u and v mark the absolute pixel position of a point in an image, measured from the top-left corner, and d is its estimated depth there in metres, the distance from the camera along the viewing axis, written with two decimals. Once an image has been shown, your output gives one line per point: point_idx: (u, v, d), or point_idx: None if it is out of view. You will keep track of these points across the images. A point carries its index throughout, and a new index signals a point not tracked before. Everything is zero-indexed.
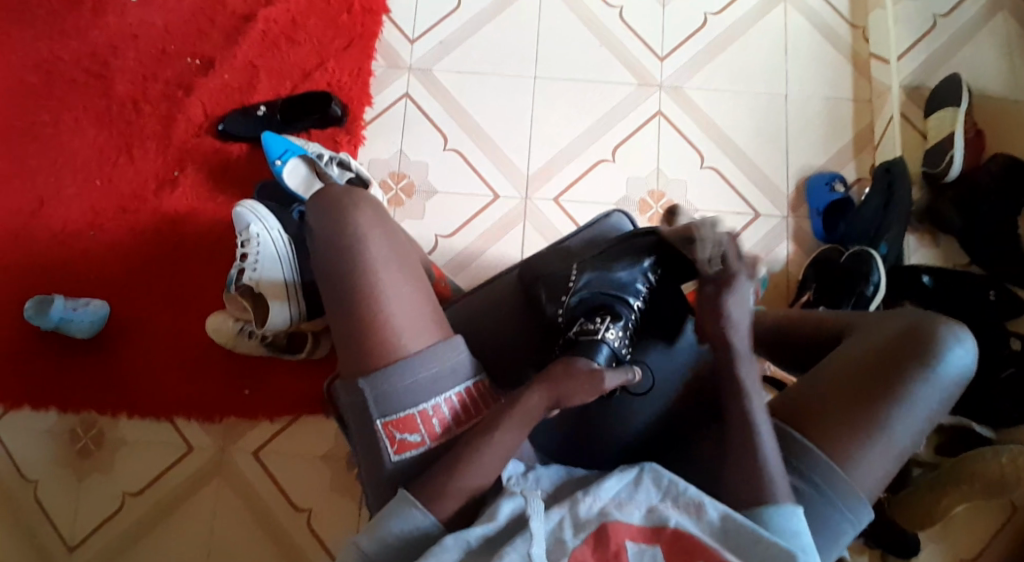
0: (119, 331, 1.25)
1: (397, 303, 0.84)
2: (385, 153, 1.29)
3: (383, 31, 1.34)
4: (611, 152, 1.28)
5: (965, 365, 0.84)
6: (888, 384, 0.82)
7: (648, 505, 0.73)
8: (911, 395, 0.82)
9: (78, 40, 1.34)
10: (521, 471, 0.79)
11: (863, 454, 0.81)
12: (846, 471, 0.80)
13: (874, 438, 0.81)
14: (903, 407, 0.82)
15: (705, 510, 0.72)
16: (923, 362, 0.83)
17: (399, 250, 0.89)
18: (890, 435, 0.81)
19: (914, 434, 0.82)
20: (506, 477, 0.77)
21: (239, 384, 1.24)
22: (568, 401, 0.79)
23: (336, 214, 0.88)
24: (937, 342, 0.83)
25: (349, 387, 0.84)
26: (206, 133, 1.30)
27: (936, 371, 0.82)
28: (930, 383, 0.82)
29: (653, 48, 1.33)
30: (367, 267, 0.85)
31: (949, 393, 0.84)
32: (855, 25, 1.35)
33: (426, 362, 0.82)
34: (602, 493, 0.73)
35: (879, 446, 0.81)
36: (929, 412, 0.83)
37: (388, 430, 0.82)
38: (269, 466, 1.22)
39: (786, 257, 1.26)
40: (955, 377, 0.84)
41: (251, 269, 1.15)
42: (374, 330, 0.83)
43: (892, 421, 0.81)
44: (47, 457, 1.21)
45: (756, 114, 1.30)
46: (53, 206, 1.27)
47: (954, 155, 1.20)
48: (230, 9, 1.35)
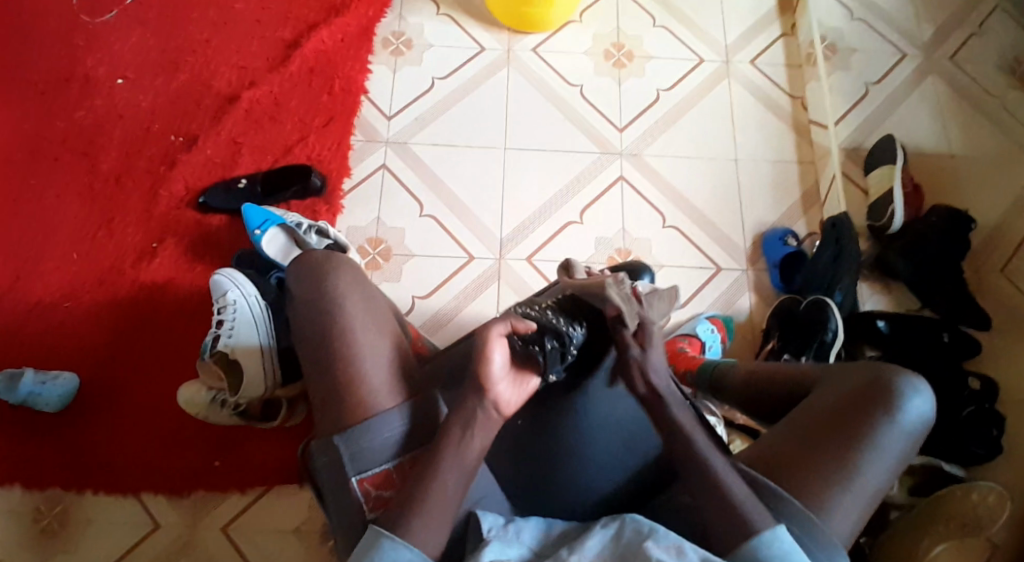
0: (92, 402, 1.23)
1: (373, 356, 0.87)
2: (362, 220, 1.34)
3: (361, 110, 1.42)
4: (579, 214, 1.35)
5: (926, 413, 0.88)
6: (855, 432, 0.85)
7: (631, 552, 0.73)
8: (876, 442, 0.85)
9: (64, 119, 1.39)
10: (502, 522, 0.80)
11: (835, 499, 0.82)
12: (819, 517, 0.82)
13: (844, 483, 0.83)
14: (870, 453, 0.84)
15: (686, 551, 0.72)
16: (888, 408, 0.86)
17: (376, 313, 0.92)
18: (861, 481, 0.84)
19: (882, 479, 0.85)
20: (486, 529, 0.79)
21: (209, 455, 1.22)
22: (507, 405, 0.81)
23: (318, 279, 0.92)
24: (896, 390, 0.87)
25: (324, 444, 0.83)
26: (188, 206, 1.34)
27: (898, 420, 0.86)
28: (893, 430, 0.85)
29: (613, 120, 1.43)
30: (344, 327, 0.88)
31: (915, 439, 0.87)
32: (795, 96, 1.47)
33: (399, 420, 0.84)
34: (586, 552, 0.74)
35: (850, 491, 0.83)
36: (897, 458, 0.86)
37: (363, 486, 0.82)
38: (238, 542, 1.18)
39: (749, 308, 1.32)
40: (917, 425, 0.87)
41: (226, 336, 1.17)
42: (355, 375, 0.85)
43: (859, 468, 0.84)
44: (5, 538, 1.16)
45: (711, 177, 1.40)
46: (30, 278, 1.28)
47: (895, 208, 1.29)
48: (215, 90, 1.42)
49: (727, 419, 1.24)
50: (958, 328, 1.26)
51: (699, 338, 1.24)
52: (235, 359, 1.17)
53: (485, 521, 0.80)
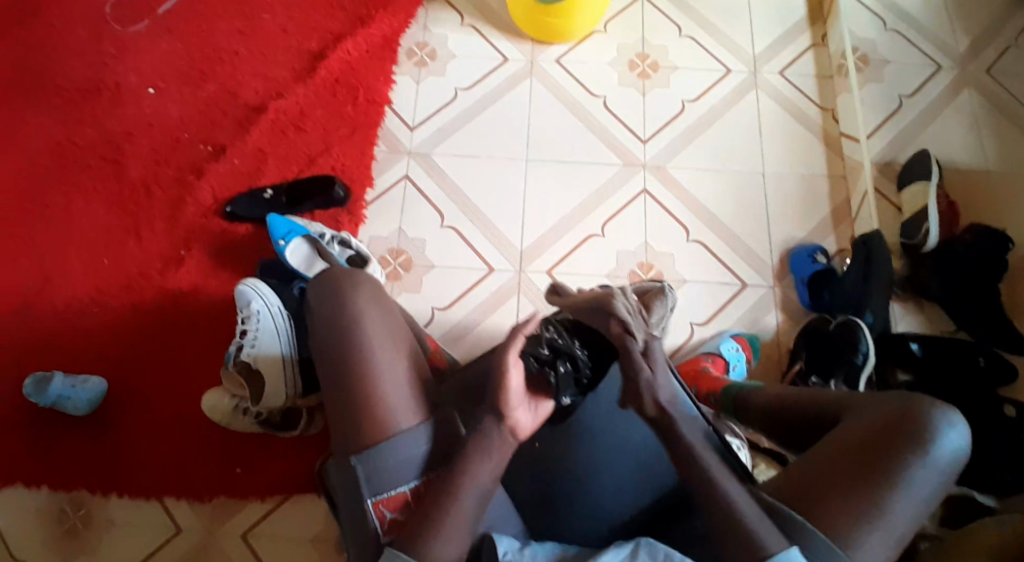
0: (117, 406, 1.25)
1: (390, 375, 0.87)
2: (384, 231, 1.34)
3: (385, 121, 1.43)
4: (601, 227, 1.34)
5: (960, 447, 0.84)
6: (882, 462, 0.83)
7: None
8: (908, 477, 0.82)
9: (97, 128, 1.43)
10: (518, 546, 0.78)
11: (863, 535, 0.80)
12: (845, 553, 0.79)
13: (873, 519, 0.80)
14: (900, 489, 0.81)
15: None
16: (918, 439, 0.83)
17: (394, 329, 0.92)
18: (888, 514, 0.81)
19: (911, 515, 0.82)
20: (502, 552, 0.77)
21: (230, 461, 1.23)
22: (523, 429, 0.82)
23: (338, 292, 0.91)
24: (929, 424, 0.84)
25: (341, 464, 0.84)
26: (214, 215, 1.36)
27: (930, 455, 0.83)
28: (925, 465, 0.82)
29: (636, 132, 1.41)
30: (364, 344, 0.88)
31: (946, 472, 0.83)
32: (826, 109, 1.44)
33: (416, 441, 0.84)
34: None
35: (878, 527, 0.80)
36: (927, 492, 0.82)
37: (378, 509, 0.82)
38: (257, 548, 1.19)
39: (774, 326, 1.28)
40: (950, 459, 0.84)
41: (249, 346, 1.18)
42: (364, 395, 0.85)
43: (889, 504, 0.81)
44: (33, 538, 1.19)
45: (737, 191, 1.37)
46: (62, 284, 1.32)
47: (929, 227, 1.24)
48: (243, 101, 1.44)
49: (751, 443, 1.21)
50: (993, 351, 1.22)
51: (724, 357, 1.21)
52: (258, 369, 1.19)
53: (500, 544, 0.77)
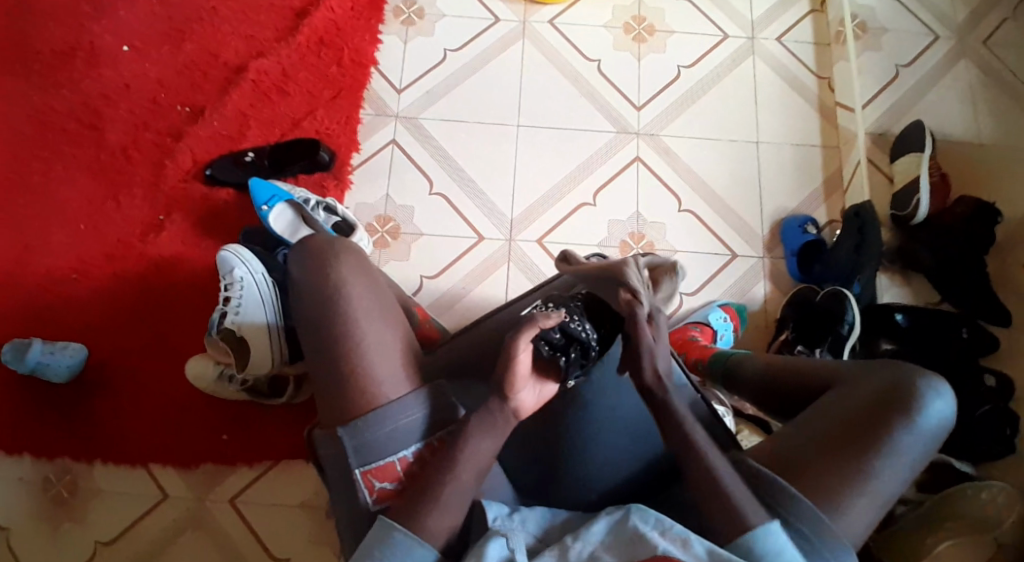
0: (99, 377, 1.23)
1: (378, 349, 0.85)
2: (372, 197, 1.31)
3: (372, 83, 1.39)
4: (593, 196, 1.32)
5: (948, 417, 0.85)
6: (871, 433, 0.83)
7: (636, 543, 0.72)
8: (895, 445, 0.82)
9: (69, 88, 1.37)
10: (506, 512, 0.79)
11: (848, 501, 0.80)
12: (830, 519, 0.79)
13: (859, 485, 0.80)
14: (886, 456, 0.81)
15: (692, 544, 0.71)
16: (907, 410, 0.83)
17: (381, 301, 0.89)
18: (874, 482, 0.81)
19: (898, 483, 0.82)
20: (491, 518, 0.77)
21: (217, 429, 1.22)
22: (525, 409, 0.81)
23: (321, 261, 0.88)
24: (917, 394, 0.84)
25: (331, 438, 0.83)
26: (194, 179, 1.32)
27: (918, 424, 0.83)
28: (912, 433, 0.82)
29: (630, 98, 1.39)
30: (348, 317, 0.85)
31: (933, 443, 0.84)
32: (822, 77, 1.42)
33: (405, 411, 0.82)
34: (590, 537, 0.73)
35: (864, 493, 0.80)
36: (914, 460, 0.83)
37: (367, 479, 0.81)
38: (246, 514, 1.19)
39: (763, 297, 1.28)
40: (938, 429, 0.84)
41: (233, 313, 1.15)
42: (354, 376, 0.83)
43: (875, 470, 0.81)
44: (17, 507, 1.18)
45: (731, 161, 1.35)
46: (38, 250, 1.28)
47: (920, 199, 1.25)
48: (222, 61, 1.39)
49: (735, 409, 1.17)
50: (978, 323, 1.22)
51: (711, 326, 1.21)
52: (242, 337, 1.16)
53: (490, 511, 0.78)
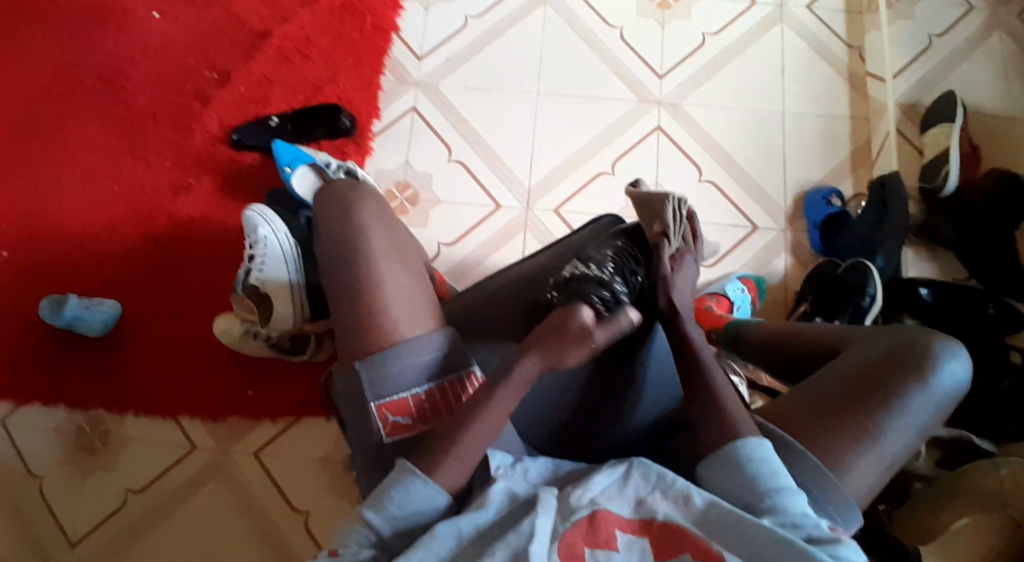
0: (128, 332, 1.28)
1: (395, 288, 0.86)
2: (391, 164, 1.33)
3: (393, 49, 1.39)
4: (611, 165, 1.31)
5: (959, 382, 0.84)
6: (880, 392, 0.82)
7: (636, 499, 0.71)
8: (904, 404, 0.81)
9: (102, 53, 1.41)
10: (510, 460, 0.76)
11: (854, 457, 0.79)
12: (835, 474, 0.78)
13: (866, 442, 0.80)
14: (896, 415, 0.81)
15: (693, 500, 0.71)
16: (918, 372, 0.83)
17: (401, 248, 0.91)
18: (882, 440, 0.80)
19: (906, 443, 0.81)
20: (494, 466, 0.75)
21: (241, 386, 1.26)
22: (568, 364, 0.78)
23: (343, 210, 0.91)
24: (929, 355, 0.84)
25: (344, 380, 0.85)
26: (221, 143, 1.35)
27: (928, 385, 0.82)
28: (923, 393, 0.82)
29: (652, 66, 1.37)
30: (367, 258, 0.87)
31: (942, 407, 0.83)
32: (852, 45, 1.38)
33: (419, 348, 0.83)
34: (593, 486, 0.71)
35: (872, 449, 0.79)
36: (923, 421, 0.82)
37: (381, 412, 0.82)
38: (268, 467, 1.23)
39: (783, 270, 1.27)
40: (948, 392, 0.83)
41: (257, 270, 1.17)
42: (360, 312, 0.84)
43: (884, 428, 0.80)
44: (53, 453, 1.24)
45: (754, 131, 1.33)
46: (72, 210, 1.33)
47: (949, 170, 1.21)
48: (248, 27, 1.41)
49: (750, 380, 1.18)
50: (1004, 300, 1.19)
51: (727, 297, 1.20)
52: (266, 294, 1.19)
53: (494, 459, 0.75)
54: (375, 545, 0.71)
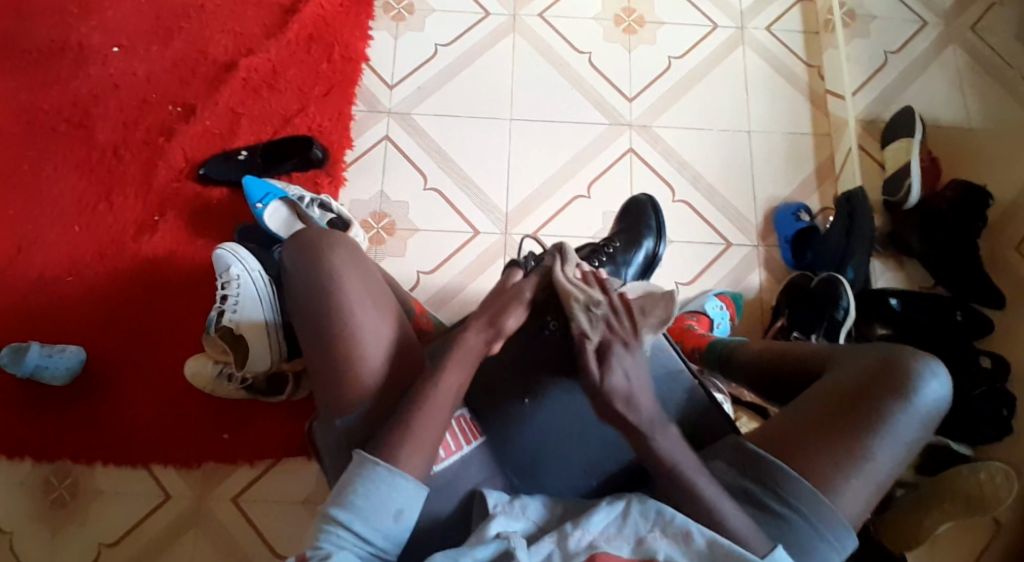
0: (96, 378, 1.23)
1: (375, 339, 0.84)
2: (365, 193, 1.31)
3: (363, 78, 1.39)
4: (586, 188, 1.32)
5: (941, 396, 0.85)
6: (864, 414, 0.83)
7: (636, 538, 0.73)
8: (890, 425, 0.82)
9: (58, 89, 1.36)
10: (507, 498, 0.80)
11: (845, 480, 0.81)
12: (829, 499, 0.80)
13: (856, 466, 0.81)
14: (882, 437, 0.82)
15: (693, 537, 0.73)
16: (901, 393, 0.83)
17: (375, 291, 0.87)
18: (870, 462, 0.81)
19: (895, 462, 0.82)
20: (492, 504, 0.78)
21: (218, 428, 1.21)
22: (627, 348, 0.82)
23: (311, 260, 0.86)
24: (911, 374, 0.84)
25: (326, 425, 0.84)
26: (187, 178, 1.31)
27: (913, 404, 0.83)
28: (907, 413, 0.82)
29: (621, 89, 1.39)
30: (343, 310, 0.84)
31: (926, 423, 0.84)
32: (811, 65, 1.42)
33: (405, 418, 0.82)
34: (591, 527, 0.73)
35: (861, 472, 0.81)
36: (910, 439, 0.83)
37: None
38: (249, 512, 1.19)
39: (758, 285, 1.29)
40: (932, 408, 0.84)
41: (230, 310, 1.14)
42: (344, 358, 0.83)
43: (871, 451, 0.81)
44: (17, 510, 1.17)
45: (723, 149, 1.36)
46: (31, 252, 1.27)
47: (912, 184, 1.25)
48: (212, 59, 1.38)
49: (733, 396, 1.18)
50: (971, 306, 1.23)
51: (708, 315, 1.21)
52: (240, 334, 1.15)
53: (490, 497, 0.79)
54: (346, 545, 0.73)
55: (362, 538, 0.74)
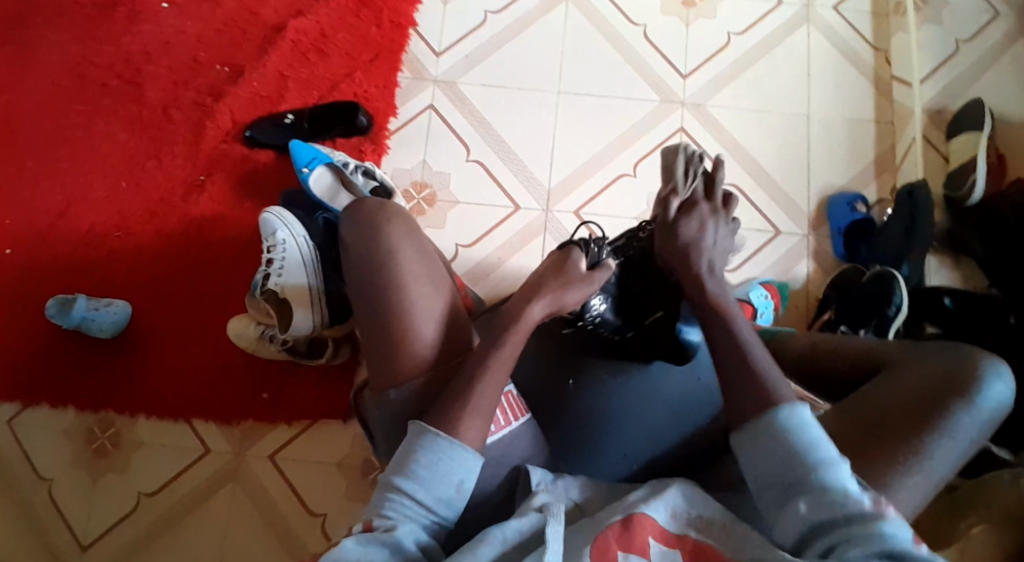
0: (141, 334, 1.25)
1: (427, 312, 0.84)
2: (409, 163, 1.30)
3: (410, 45, 1.36)
4: (633, 167, 1.29)
5: (1004, 399, 0.82)
6: (927, 417, 0.80)
7: (673, 512, 0.73)
8: (950, 425, 0.80)
9: (110, 45, 1.36)
10: (550, 477, 0.81)
11: (902, 480, 0.78)
12: (885, 499, 0.77)
13: (915, 465, 0.78)
14: (942, 436, 0.79)
15: (733, 528, 0.72)
16: (963, 394, 0.81)
17: (430, 264, 0.87)
18: (930, 462, 0.79)
19: (954, 464, 0.80)
20: (535, 481, 0.79)
21: (258, 388, 1.24)
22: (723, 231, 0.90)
23: (369, 227, 0.86)
24: (974, 375, 0.82)
25: (377, 399, 0.84)
26: (233, 139, 1.32)
27: (975, 404, 0.81)
28: (968, 414, 0.80)
29: (675, 66, 1.34)
30: (398, 279, 0.84)
31: (989, 427, 0.82)
32: (877, 48, 1.36)
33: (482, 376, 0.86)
34: (630, 498, 0.74)
35: (920, 472, 0.78)
36: (971, 441, 0.80)
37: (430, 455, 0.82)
38: (284, 471, 1.21)
39: (806, 276, 1.26)
40: (994, 411, 0.82)
41: (276, 275, 1.15)
42: (398, 328, 0.83)
43: (930, 451, 0.79)
44: (64, 456, 1.22)
45: (778, 134, 1.31)
46: (81, 207, 1.29)
47: (976, 179, 1.20)
48: (261, 19, 1.37)
49: None
50: None
51: (752, 304, 1.16)
52: (285, 299, 1.16)
53: (534, 474, 0.80)
54: (410, 516, 0.74)
55: (425, 508, 0.75)
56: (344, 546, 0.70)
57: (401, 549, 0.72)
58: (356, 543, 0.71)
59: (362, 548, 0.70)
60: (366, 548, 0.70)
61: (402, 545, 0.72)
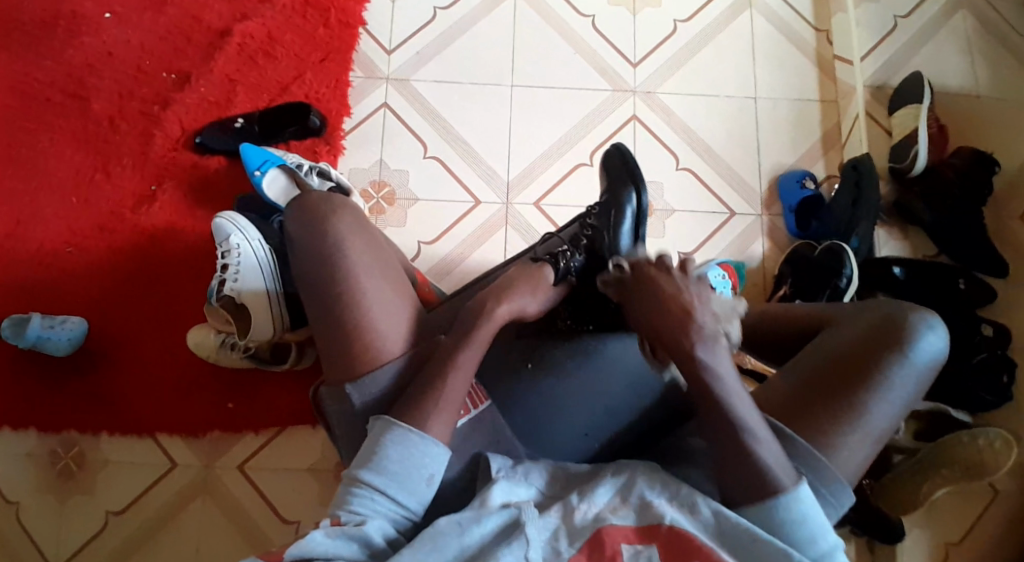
0: (97, 351, 1.22)
1: (380, 301, 0.84)
2: (364, 162, 1.30)
3: (360, 44, 1.36)
4: (589, 156, 1.31)
5: (938, 351, 0.85)
6: (863, 372, 0.82)
7: (644, 503, 0.74)
8: (888, 381, 0.82)
9: (51, 58, 1.34)
10: (510, 464, 0.81)
11: (843, 439, 0.80)
12: (826, 457, 0.80)
13: (854, 423, 0.81)
14: (880, 393, 0.82)
15: (699, 508, 0.73)
16: (898, 349, 0.83)
17: (379, 255, 0.88)
18: (868, 419, 0.81)
19: (891, 419, 0.82)
20: (496, 470, 0.79)
21: (222, 397, 1.22)
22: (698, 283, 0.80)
23: (319, 219, 0.86)
24: (909, 330, 0.84)
25: (335, 393, 0.83)
26: (183, 147, 1.30)
27: (909, 358, 0.83)
28: (904, 368, 0.82)
29: (625, 55, 1.37)
30: (349, 269, 0.84)
31: (923, 378, 0.84)
32: (819, 29, 1.40)
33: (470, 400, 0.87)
34: (597, 500, 0.74)
35: (859, 429, 0.81)
36: (907, 395, 0.83)
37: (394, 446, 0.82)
38: (255, 481, 1.20)
39: (761, 254, 1.28)
40: (928, 364, 0.84)
41: (231, 281, 1.14)
42: (351, 319, 0.83)
43: (868, 408, 0.81)
44: (26, 480, 1.18)
45: (727, 117, 1.34)
46: (29, 225, 1.26)
47: (918, 150, 1.24)
48: (206, 25, 1.35)
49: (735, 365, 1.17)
50: (975, 275, 1.22)
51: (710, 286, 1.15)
52: (242, 304, 1.15)
53: (494, 462, 0.80)
54: (380, 509, 0.73)
55: (395, 501, 0.74)
56: (312, 539, 0.69)
57: (370, 545, 0.70)
58: (325, 536, 0.69)
59: (330, 542, 0.69)
60: (336, 542, 0.69)
61: (369, 539, 0.71)
